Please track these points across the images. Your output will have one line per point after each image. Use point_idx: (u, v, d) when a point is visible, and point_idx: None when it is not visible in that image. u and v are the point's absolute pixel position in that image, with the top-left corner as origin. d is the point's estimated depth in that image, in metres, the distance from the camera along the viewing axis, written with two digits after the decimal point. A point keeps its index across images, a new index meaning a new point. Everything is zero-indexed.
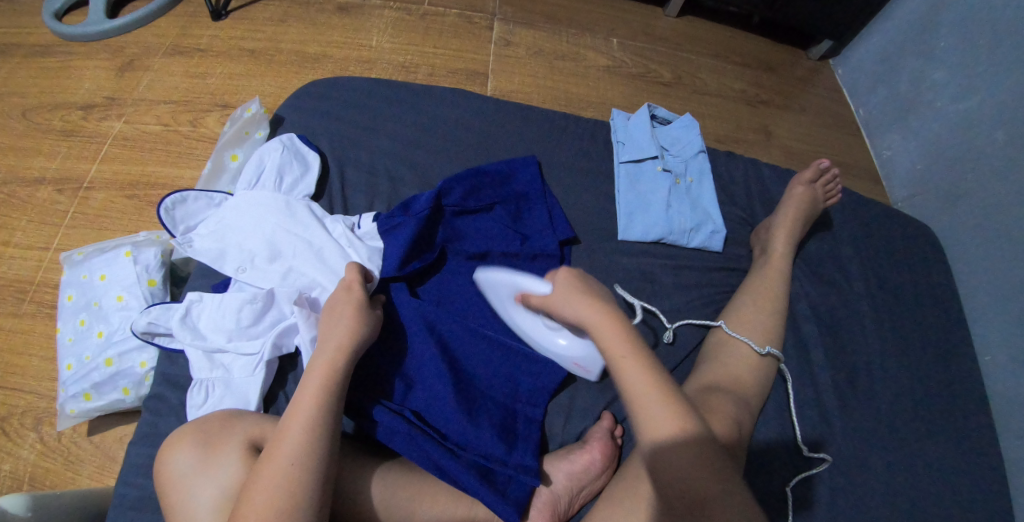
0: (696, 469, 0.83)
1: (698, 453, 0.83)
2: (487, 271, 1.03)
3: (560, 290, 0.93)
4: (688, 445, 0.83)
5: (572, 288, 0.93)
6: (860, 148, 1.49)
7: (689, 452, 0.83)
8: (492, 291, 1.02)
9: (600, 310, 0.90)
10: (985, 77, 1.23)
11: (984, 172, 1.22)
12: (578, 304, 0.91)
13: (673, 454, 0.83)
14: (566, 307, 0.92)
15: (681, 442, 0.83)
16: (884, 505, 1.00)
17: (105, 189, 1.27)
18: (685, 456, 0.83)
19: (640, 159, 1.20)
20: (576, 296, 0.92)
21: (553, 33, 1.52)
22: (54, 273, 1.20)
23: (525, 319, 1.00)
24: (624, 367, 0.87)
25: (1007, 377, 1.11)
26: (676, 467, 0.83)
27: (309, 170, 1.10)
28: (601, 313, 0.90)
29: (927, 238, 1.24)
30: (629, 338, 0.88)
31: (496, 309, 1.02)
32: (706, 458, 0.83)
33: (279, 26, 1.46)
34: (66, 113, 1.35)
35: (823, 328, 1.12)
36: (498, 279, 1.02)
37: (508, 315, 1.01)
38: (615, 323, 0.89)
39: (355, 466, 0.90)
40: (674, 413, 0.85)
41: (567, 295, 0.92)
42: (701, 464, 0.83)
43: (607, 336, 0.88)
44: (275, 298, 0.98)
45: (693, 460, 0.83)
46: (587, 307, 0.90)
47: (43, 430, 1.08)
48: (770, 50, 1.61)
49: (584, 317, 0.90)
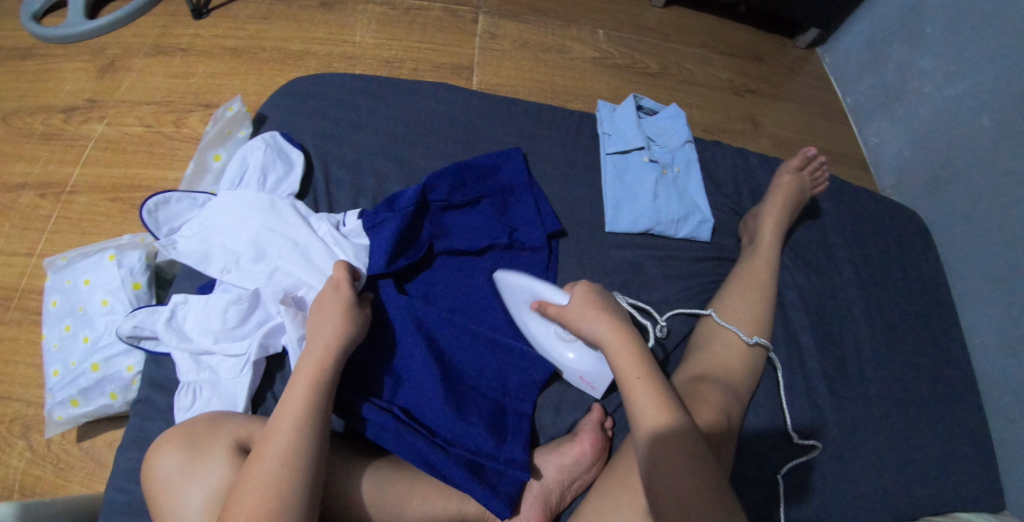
0: (699, 495, 0.81)
1: (703, 481, 0.81)
2: (504, 274, 1.01)
3: (578, 304, 0.92)
4: (693, 472, 0.82)
5: (590, 302, 0.92)
6: (847, 135, 1.49)
7: (695, 477, 0.81)
8: (509, 295, 1.00)
9: (617, 329, 0.90)
10: (972, 63, 1.23)
11: (971, 158, 1.22)
12: (596, 320, 0.91)
13: (677, 478, 0.82)
14: (583, 322, 0.91)
15: (686, 464, 0.82)
16: (875, 491, 1.01)
17: (89, 192, 1.26)
18: (689, 483, 0.81)
19: (626, 150, 1.20)
20: (594, 312, 0.91)
21: (539, 26, 1.51)
22: (38, 279, 1.19)
23: (539, 328, 0.99)
24: (635, 388, 0.87)
25: (996, 361, 1.12)
26: (679, 493, 0.81)
27: (292, 168, 1.09)
28: (618, 333, 0.90)
29: (915, 224, 1.24)
30: (642, 360, 0.89)
31: (513, 313, 1.01)
32: (710, 485, 0.81)
33: (261, 23, 1.45)
34: (47, 117, 1.34)
35: (812, 316, 1.12)
36: (515, 282, 0.99)
37: (523, 320, 1.00)
38: (631, 344, 0.90)
39: (345, 463, 0.90)
40: (681, 439, 0.84)
41: (584, 312, 0.92)
42: (706, 492, 0.81)
43: (620, 357, 0.89)
44: (261, 298, 0.97)
45: (697, 488, 0.81)
46: (604, 326, 0.90)
47: (31, 437, 1.08)
48: (757, 40, 1.60)
49: (601, 335, 0.90)
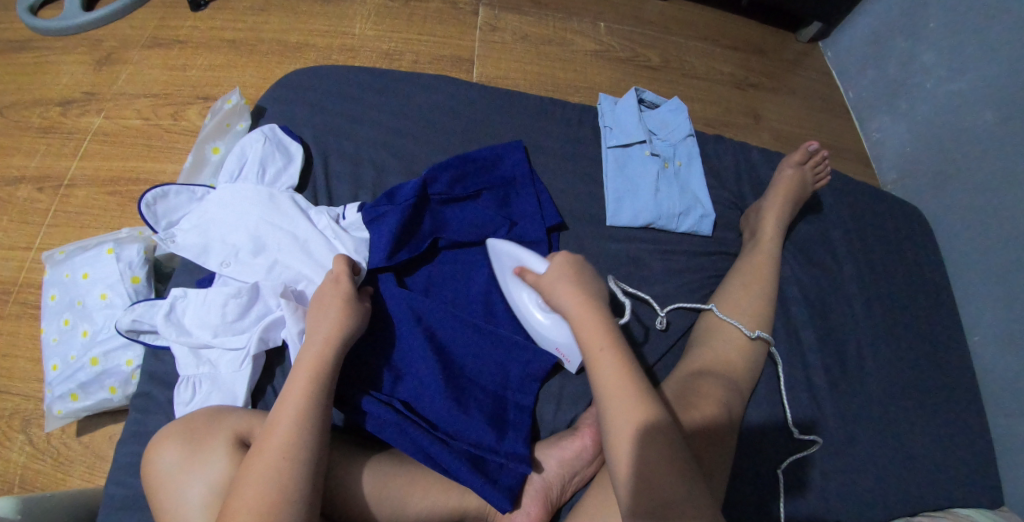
0: (659, 467, 0.82)
1: (662, 453, 0.82)
2: (496, 240, 1.01)
3: (550, 276, 0.93)
4: (653, 444, 0.82)
5: (561, 274, 0.93)
6: (848, 129, 1.48)
7: (656, 450, 0.82)
8: (496, 261, 1.01)
9: (584, 300, 0.90)
10: (976, 57, 1.22)
11: (974, 153, 1.22)
12: (564, 291, 0.91)
13: (638, 452, 0.82)
14: (553, 293, 0.92)
15: (648, 437, 0.83)
16: (876, 486, 1.01)
17: (87, 186, 1.25)
18: (649, 454, 0.82)
19: (628, 143, 1.19)
20: (563, 283, 0.92)
21: (539, 18, 1.50)
22: (37, 273, 1.19)
23: (518, 295, 0.99)
24: (599, 360, 0.87)
25: (997, 357, 1.11)
26: (641, 465, 0.82)
27: (292, 161, 1.08)
28: (585, 304, 0.90)
29: (916, 219, 1.24)
30: (608, 331, 0.88)
31: (499, 280, 1.02)
32: (670, 457, 0.82)
33: (259, 15, 1.44)
34: (44, 110, 1.33)
35: (814, 311, 1.11)
36: (503, 250, 1.00)
37: (507, 287, 1.01)
38: (598, 315, 0.90)
39: (346, 457, 0.90)
40: (643, 410, 0.84)
41: (555, 283, 0.93)
42: (665, 464, 0.82)
43: (586, 328, 0.89)
44: (260, 291, 0.96)
45: (657, 460, 0.82)
46: (573, 298, 0.91)
47: (31, 431, 1.07)
48: (758, 33, 1.59)
49: (569, 307, 0.90)
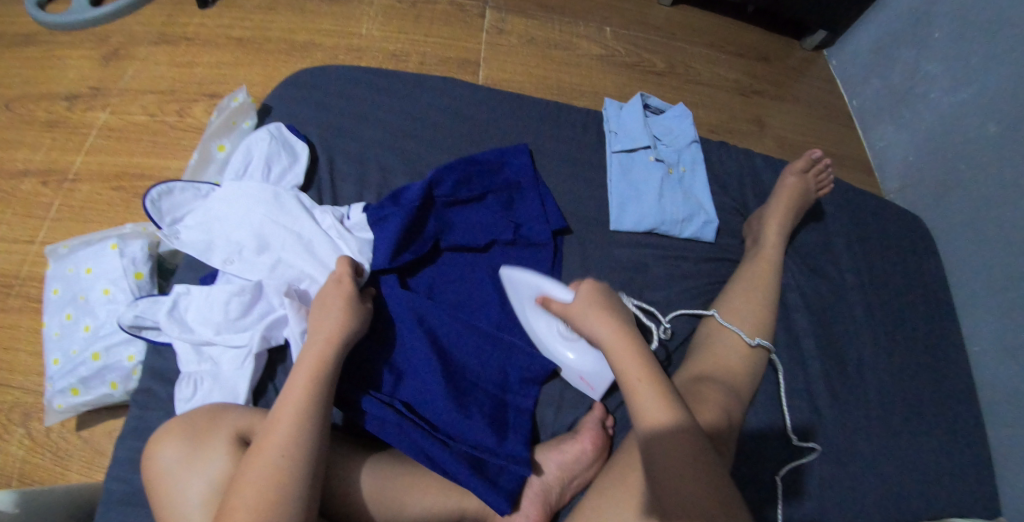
0: (705, 501, 0.79)
1: (709, 486, 0.80)
2: (511, 269, 1.00)
3: (580, 304, 0.91)
4: (699, 477, 0.80)
5: (592, 303, 0.90)
6: (852, 138, 1.49)
7: (700, 482, 0.80)
8: (513, 289, 1.00)
9: (617, 330, 0.88)
10: (981, 68, 1.23)
11: (976, 163, 1.22)
12: (596, 321, 0.89)
13: (681, 484, 0.80)
14: (585, 322, 0.90)
15: (691, 469, 0.81)
16: (873, 495, 1.01)
17: (91, 181, 1.25)
18: (695, 489, 0.80)
19: (632, 148, 1.19)
20: (596, 312, 0.89)
21: (546, 22, 1.50)
22: (40, 267, 1.19)
23: (539, 327, 0.99)
24: (637, 389, 0.85)
25: (997, 368, 1.11)
26: (687, 499, 0.80)
27: (297, 160, 1.08)
28: (620, 334, 0.88)
29: (917, 228, 1.24)
30: (644, 360, 0.87)
31: (516, 308, 1.01)
32: (715, 490, 0.80)
33: (267, 13, 1.44)
34: (50, 104, 1.33)
35: (815, 319, 1.12)
36: (521, 279, 0.99)
37: (526, 316, 1.00)
38: (633, 345, 0.88)
39: (345, 456, 0.90)
40: (687, 443, 0.82)
41: (586, 311, 0.90)
42: (711, 498, 0.79)
43: (621, 357, 0.87)
44: (264, 289, 0.97)
45: (703, 494, 0.80)
46: (607, 328, 0.88)
47: (31, 425, 1.07)
48: (764, 41, 1.59)
49: (603, 337, 0.88)
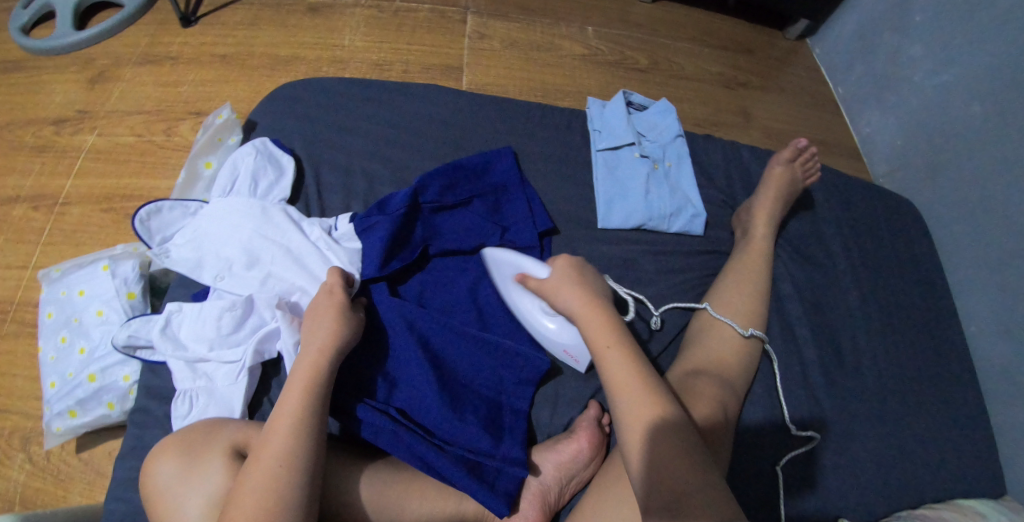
0: (672, 458, 0.82)
1: (675, 444, 0.82)
2: (493, 249, 1.03)
3: (553, 280, 0.95)
4: (666, 436, 0.83)
5: (563, 278, 0.94)
6: (838, 125, 1.49)
7: (665, 442, 0.83)
8: (496, 270, 1.03)
9: (587, 301, 0.92)
10: (963, 49, 1.23)
11: (964, 144, 1.22)
12: (568, 293, 0.93)
13: (649, 445, 0.83)
14: (558, 295, 0.94)
15: (658, 429, 0.83)
16: (875, 481, 1.01)
17: (82, 204, 1.26)
18: (661, 446, 0.82)
19: (617, 146, 1.20)
20: (567, 285, 0.94)
21: (527, 24, 1.51)
22: (34, 291, 1.19)
23: (521, 304, 1.00)
24: (606, 356, 0.88)
25: (994, 347, 1.11)
26: (653, 457, 0.82)
27: (283, 174, 1.09)
28: (590, 305, 0.92)
29: (908, 212, 1.24)
30: (614, 328, 0.90)
31: (499, 287, 1.03)
32: (682, 449, 0.82)
33: (249, 30, 1.45)
34: (38, 129, 1.34)
35: (808, 307, 1.12)
36: (501, 258, 1.02)
37: (508, 293, 1.02)
38: (602, 314, 0.91)
39: (343, 466, 0.90)
40: (653, 404, 0.85)
41: (559, 285, 0.94)
42: (677, 456, 0.82)
43: (592, 326, 0.91)
44: (255, 304, 0.97)
45: (670, 450, 0.82)
46: (577, 300, 0.92)
47: (31, 450, 1.08)
48: (746, 32, 1.60)
49: (574, 308, 0.92)
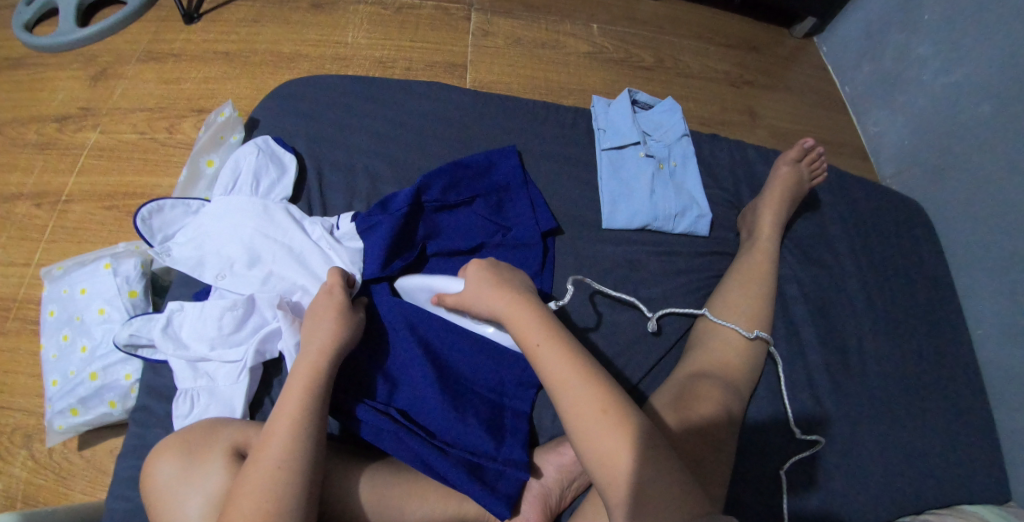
0: (622, 450, 0.79)
1: (620, 433, 0.79)
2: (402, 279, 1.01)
3: (471, 287, 0.92)
4: (610, 428, 0.79)
5: (483, 282, 0.91)
6: (845, 125, 1.47)
7: (612, 435, 0.79)
8: (412, 300, 1.01)
9: (511, 300, 0.89)
10: (972, 50, 1.21)
11: (972, 146, 1.21)
12: (490, 297, 0.90)
13: (594, 439, 0.80)
14: (480, 302, 0.91)
15: (601, 424, 0.80)
16: (880, 486, 1.00)
17: (84, 201, 1.26)
18: (610, 436, 0.79)
19: (622, 145, 1.19)
20: (488, 289, 0.90)
21: (532, 21, 1.50)
22: (36, 289, 1.19)
23: (452, 316, 0.99)
24: (537, 354, 0.84)
25: (1001, 351, 1.10)
26: (601, 450, 0.79)
27: (285, 172, 1.08)
28: (514, 304, 0.88)
29: (915, 213, 1.23)
30: (544, 323, 0.86)
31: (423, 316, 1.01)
32: (631, 439, 0.79)
33: (252, 26, 1.44)
34: (41, 126, 1.34)
35: (813, 310, 1.11)
36: (413, 284, 1.01)
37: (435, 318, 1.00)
38: (528, 311, 0.88)
39: (344, 467, 0.90)
40: (595, 396, 0.81)
41: (479, 291, 0.91)
42: (626, 447, 0.79)
43: (519, 325, 0.87)
44: (256, 303, 0.97)
45: (617, 440, 0.79)
46: (500, 300, 0.89)
47: (34, 447, 1.08)
48: (753, 30, 1.58)
49: (498, 311, 0.89)
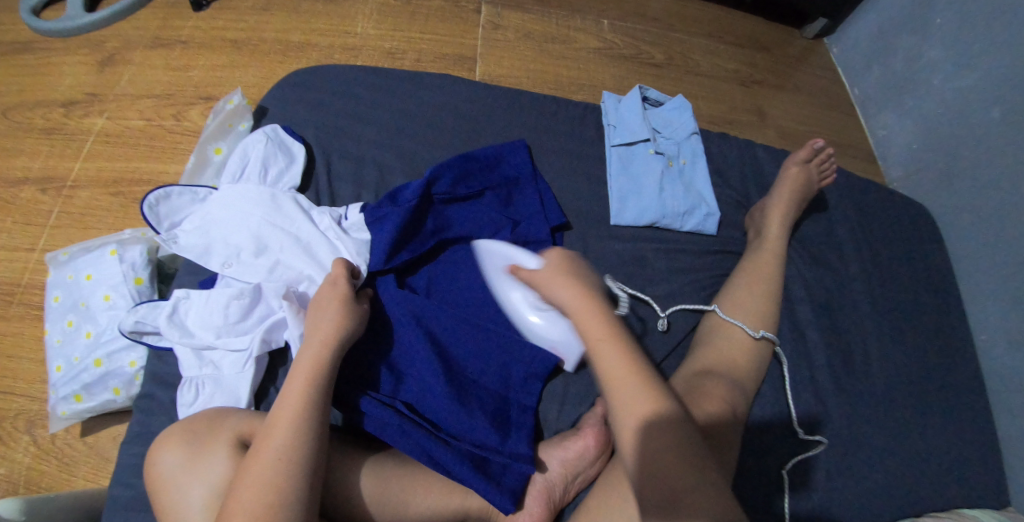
0: (671, 458, 0.79)
1: (669, 441, 0.79)
2: (483, 240, 1.01)
3: (545, 272, 0.88)
4: (662, 436, 0.79)
5: (555, 270, 0.87)
6: (853, 127, 1.47)
7: (662, 442, 0.79)
8: (484, 261, 1.00)
9: (582, 294, 0.85)
10: (983, 54, 1.21)
11: (980, 150, 1.20)
12: (561, 287, 0.86)
13: (645, 444, 0.80)
14: (549, 289, 0.87)
15: (653, 430, 0.80)
16: (882, 488, 1.00)
17: (90, 187, 1.25)
18: (661, 443, 0.79)
19: (632, 142, 1.19)
20: (560, 279, 0.86)
21: (542, 16, 1.49)
22: (40, 274, 1.19)
23: (515, 292, 0.97)
24: (600, 352, 0.82)
25: (1005, 356, 1.10)
26: (649, 455, 0.79)
27: (294, 161, 1.08)
28: (583, 297, 0.85)
29: (922, 217, 1.23)
30: (609, 323, 0.84)
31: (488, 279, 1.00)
32: (680, 450, 0.79)
33: (262, 15, 1.43)
34: (47, 111, 1.33)
35: (819, 311, 1.11)
36: (491, 249, 0.99)
37: (497, 286, 0.99)
38: (596, 307, 0.84)
39: (347, 458, 0.90)
40: (651, 402, 0.80)
41: (551, 278, 0.87)
42: (675, 457, 0.79)
43: (585, 320, 0.84)
44: (263, 292, 0.97)
45: (666, 449, 0.79)
46: (569, 292, 0.85)
47: (36, 433, 1.07)
48: (764, 30, 1.58)
49: (566, 303, 0.85)
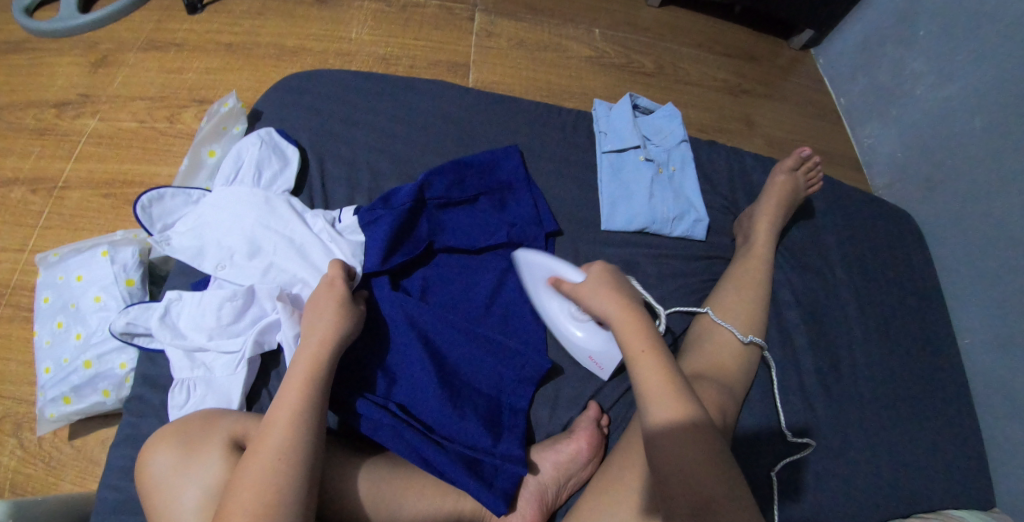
0: (703, 465, 0.81)
1: (702, 449, 0.81)
2: (525, 252, 1.03)
3: (590, 284, 0.94)
4: (696, 442, 0.81)
5: (602, 282, 0.94)
6: (839, 136, 1.50)
7: (695, 449, 0.81)
8: (527, 273, 1.03)
9: (625, 305, 0.91)
10: (965, 66, 1.24)
11: (962, 160, 1.23)
12: (605, 298, 0.92)
13: (678, 449, 0.82)
14: (594, 300, 0.93)
15: (687, 436, 0.82)
16: (868, 490, 1.02)
17: (81, 188, 1.25)
18: (694, 450, 0.81)
19: (622, 148, 1.20)
20: (604, 290, 0.93)
21: (535, 24, 1.51)
22: (30, 275, 1.18)
23: (556, 303, 1.00)
24: (641, 360, 0.87)
25: (987, 360, 1.12)
26: (682, 461, 0.81)
27: (288, 164, 1.08)
28: (626, 309, 0.91)
29: (906, 224, 1.25)
30: (650, 335, 0.89)
31: (529, 290, 1.03)
32: (711, 458, 0.81)
33: (256, 19, 1.44)
34: (38, 112, 1.32)
35: (806, 315, 1.12)
36: (535, 260, 1.02)
37: (539, 297, 1.02)
38: (638, 320, 0.90)
39: (341, 460, 0.90)
40: (687, 410, 0.83)
41: (595, 289, 0.93)
42: (707, 464, 0.81)
43: (626, 329, 0.89)
44: (256, 294, 0.97)
45: (699, 456, 0.81)
46: (613, 303, 0.91)
47: (23, 435, 1.06)
48: (752, 40, 1.60)
49: (610, 312, 0.91)
